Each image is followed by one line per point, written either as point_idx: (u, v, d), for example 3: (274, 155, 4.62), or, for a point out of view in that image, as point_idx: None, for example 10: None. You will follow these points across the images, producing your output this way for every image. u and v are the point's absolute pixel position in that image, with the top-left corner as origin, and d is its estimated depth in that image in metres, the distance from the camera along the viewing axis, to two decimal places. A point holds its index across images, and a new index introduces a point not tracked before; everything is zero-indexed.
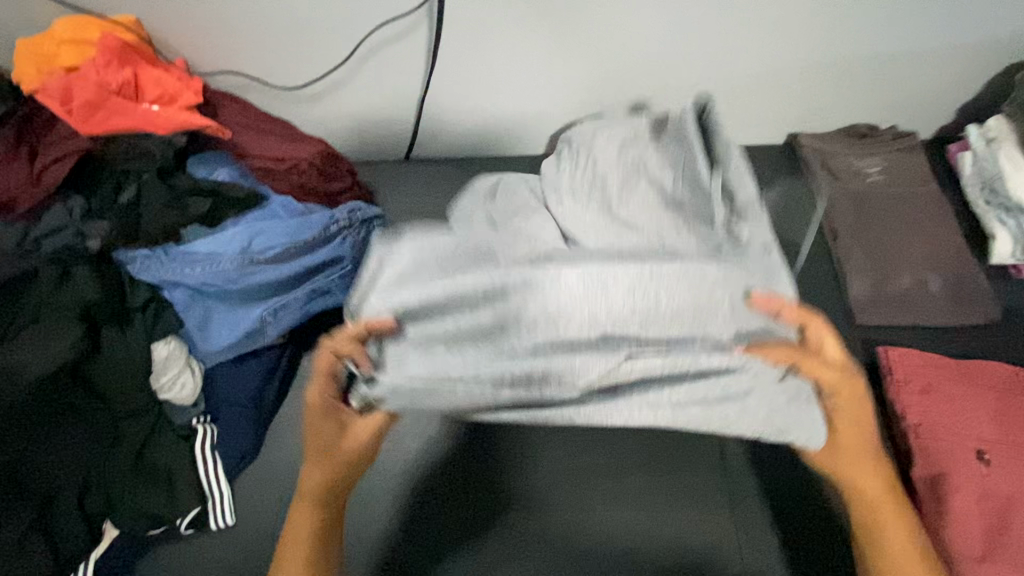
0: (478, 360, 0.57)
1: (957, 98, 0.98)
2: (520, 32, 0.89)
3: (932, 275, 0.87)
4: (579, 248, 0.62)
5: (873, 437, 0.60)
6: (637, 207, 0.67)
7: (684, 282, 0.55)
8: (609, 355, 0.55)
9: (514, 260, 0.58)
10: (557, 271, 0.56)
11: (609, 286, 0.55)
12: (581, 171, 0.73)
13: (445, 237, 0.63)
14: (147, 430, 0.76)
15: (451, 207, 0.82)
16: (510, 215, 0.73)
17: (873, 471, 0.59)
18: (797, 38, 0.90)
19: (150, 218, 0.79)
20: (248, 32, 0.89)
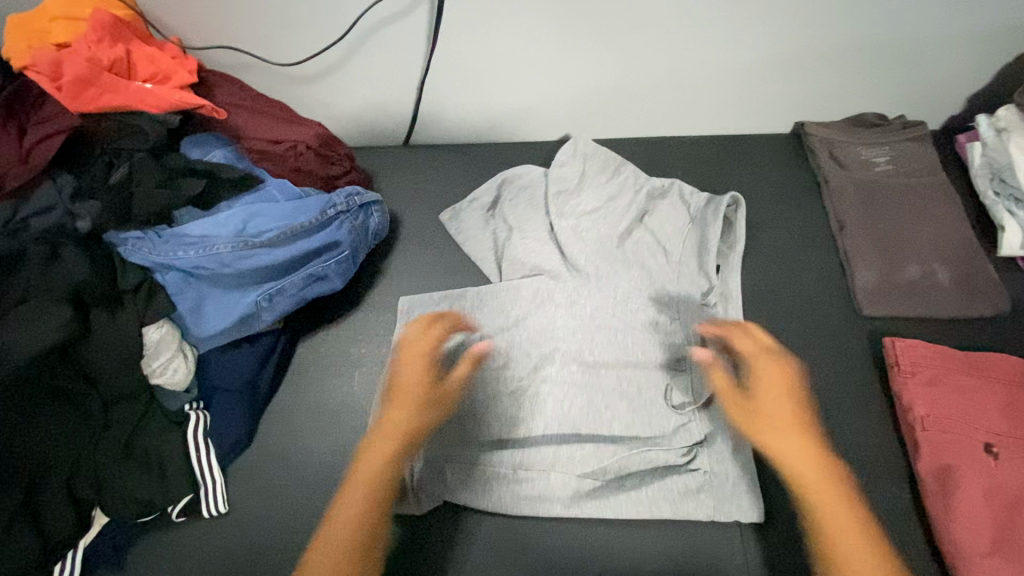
0: (485, 413, 0.75)
1: (969, 87, 0.96)
2: (522, 13, 0.87)
3: (940, 266, 0.85)
4: (573, 304, 0.81)
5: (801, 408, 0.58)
6: (625, 256, 0.86)
7: (649, 348, 0.78)
8: (584, 405, 0.75)
9: (512, 327, 0.81)
10: (547, 334, 0.80)
11: (586, 344, 0.79)
12: (579, 194, 0.91)
13: (462, 293, 0.85)
14: (139, 415, 0.75)
15: (452, 211, 0.96)
16: (513, 227, 0.91)
17: (801, 441, 0.55)
18: (810, 22, 0.88)
19: (142, 198, 0.77)
20: (243, 10, 0.87)
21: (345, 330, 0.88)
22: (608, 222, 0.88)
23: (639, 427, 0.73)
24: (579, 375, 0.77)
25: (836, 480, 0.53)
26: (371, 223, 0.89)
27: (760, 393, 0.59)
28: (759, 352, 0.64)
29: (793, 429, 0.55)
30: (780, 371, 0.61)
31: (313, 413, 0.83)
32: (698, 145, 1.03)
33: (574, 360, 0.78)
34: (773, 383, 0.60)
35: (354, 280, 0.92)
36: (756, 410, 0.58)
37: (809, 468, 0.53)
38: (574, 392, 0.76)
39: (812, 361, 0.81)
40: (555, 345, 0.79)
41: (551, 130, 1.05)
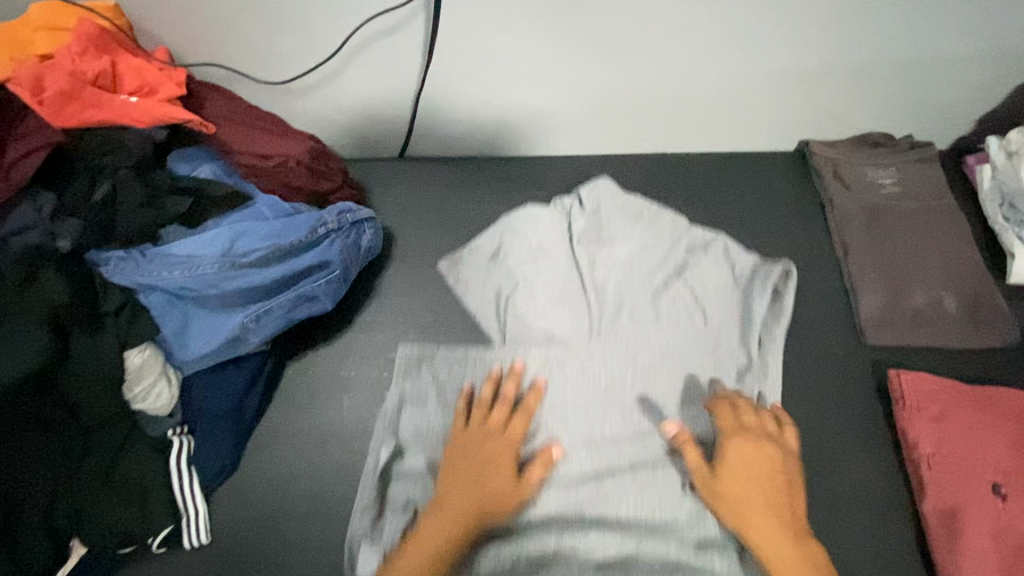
0: None
1: (980, 106, 0.94)
2: (521, 26, 0.84)
3: (947, 294, 0.83)
4: (592, 376, 0.76)
5: (776, 488, 0.64)
6: (655, 320, 0.81)
7: (654, 382, 0.76)
8: (591, 494, 0.69)
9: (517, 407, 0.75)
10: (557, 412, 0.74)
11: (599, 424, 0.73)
12: (603, 249, 0.86)
13: (465, 360, 0.81)
14: (120, 440, 0.73)
15: (450, 258, 0.91)
16: (523, 276, 0.85)
17: (768, 523, 0.62)
18: (817, 38, 0.85)
19: (124, 218, 0.74)
20: (235, 20, 0.84)
21: (334, 351, 0.86)
22: (634, 277, 0.84)
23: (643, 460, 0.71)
24: (587, 458, 0.71)
25: (808, 568, 0.60)
26: (363, 241, 0.87)
27: (734, 479, 0.65)
28: (739, 430, 0.69)
29: (762, 516, 0.62)
30: (757, 456, 0.66)
31: (301, 438, 0.80)
32: (701, 163, 1.00)
33: (583, 430, 0.73)
34: (746, 470, 0.65)
35: (345, 299, 0.90)
36: (732, 496, 0.64)
37: (779, 557, 0.60)
38: (576, 424, 0.73)
39: (814, 390, 0.79)
40: (562, 421, 0.74)
41: (551, 145, 1.02)
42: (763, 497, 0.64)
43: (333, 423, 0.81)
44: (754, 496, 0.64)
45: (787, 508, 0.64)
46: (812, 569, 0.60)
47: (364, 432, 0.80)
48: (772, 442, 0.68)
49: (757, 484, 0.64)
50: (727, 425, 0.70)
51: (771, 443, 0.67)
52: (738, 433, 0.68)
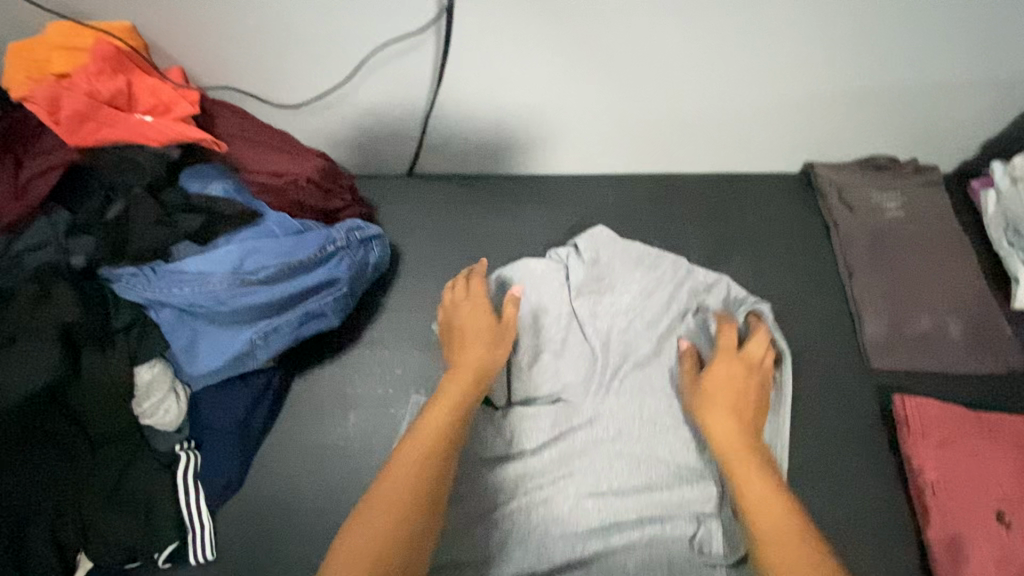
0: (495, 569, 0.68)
1: (985, 131, 0.94)
2: (531, 47, 0.85)
3: (952, 319, 0.83)
4: (599, 433, 0.76)
5: (742, 395, 0.70)
6: (659, 371, 0.80)
7: (660, 421, 0.77)
8: (604, 553, 0.69)
9: (526, 468, 0.74)
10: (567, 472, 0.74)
11: (608, 476, 0.73)
12: (605, 300, 0.85)
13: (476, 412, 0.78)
14: (128, 456, 0.73)
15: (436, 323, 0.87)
16: (524, 328, 0.83)
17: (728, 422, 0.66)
18: (822, 63, 0.86)
19: (136, 235, 0.75)
20: (248, 42, 0.85)
21: (341, 368, 0.86)
22: (632, 329, 0.83)
23: (649, 501, 0.72)
24: (597, 515, 0.71)
25: (748, 454, 0.63)
26: (371, 257, 0.87)
27: (711, 382, 0.71)
28: (734, 353, 0.74)
29: (720, 409, 0.68)
30: (736, 374, 0.72)
31: (307, 455, 0.81)
32: (705, 184, 1.01)
33: (590, 483, 0.73)
34: (726, 377, 0.71)
35: (352, 315, 0.90)
36: (703, 394, 0.70)
37: (725, 442, 0.64)
38: (583, 461, 0.74)
39: (818, 413, 0.79)
40: (573, 476, 0.74)
41: (555, 165, 1.02)
42: (729, 399, 0.69)
43: (339, 440, 0.81)
44: (721, 395, 0.69)
45: (750, 416, 0.68)
46: (750, 454, 0.62)
47: (370, 449, 0.80)
48: (757, 370, 0.73)
49: (728, 390, 0.70)
50: (725, 345, 0.75)
51: (754, 366, 0.72)
52: (730, 354, 0.74)
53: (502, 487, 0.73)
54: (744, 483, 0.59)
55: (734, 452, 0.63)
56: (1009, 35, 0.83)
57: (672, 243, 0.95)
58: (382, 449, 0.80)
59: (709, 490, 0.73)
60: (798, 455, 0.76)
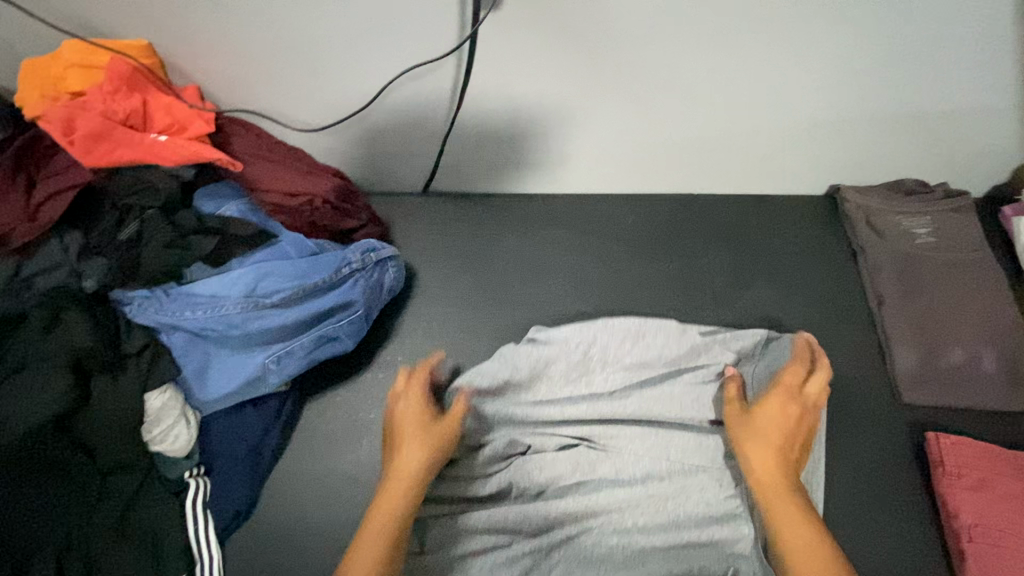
0: None
1: (1018, 156, 0.91)
2: (554, 69, 0.81)
3: (986, 352, 0.80)
4: (619, 468, 0.75)
5: (789, 437, 0.70)
6: (682, 403, 0.78)
7: (685, 460, 0.75)
8: None
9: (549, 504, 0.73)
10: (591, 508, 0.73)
11: (632, 514, 0.72)
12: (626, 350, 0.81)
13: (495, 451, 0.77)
14: (136, 485, 0.71)
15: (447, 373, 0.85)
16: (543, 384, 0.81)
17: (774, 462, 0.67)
18: (853, 89, 0.83)
19: (149, 258, 0.74)
20: (267, 63, 0.82)
21: (355, 394, 0.84)
22: (651, 359, 0.81)
23: (677, 539, 0.70)
24: (621, 553, 0.70)
25: (794, 504, 0.63)
26: (386, 279, 0.86)
27: (760, 416, 0.71)
28: (793, 391, 0.74)
29: (766, 447, 0.68)
30: (784, 413, 0.71)
31: (319, 483, 0.79)
32: (725, 206, 0.99)
33: (614, 519, 0.72)
34: (774, 411, 0.71)
35: (367, 338, 0.88)
36: (749, 425, 0.71)
37: (766, 483, 0.66)
38: (608, 500, 0.73)
39: (846, 451, 0.77)
40: (595, 513, 0.72)
41: (571, 185, 1.00)
42: (775, 437, 0.69)
43: (353, 469, 0.79)
44: (772, 432, 0.69)
45: (795, 456, 0.69)
46: (791, 495, 0.64)
47: None
48: (809, 410, 0.73)
49: (778, 428, 0.70)
50: (786, 380, 0.75)
51: (806, 406, 0.72)
52: (789, 389, 0.74)
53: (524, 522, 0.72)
54: (788, 530, 0.61)
55: (775, 494, 0.65)
56: None
57: (691, 267, 0.93)
58: None
59: (742, 529, 0.70)
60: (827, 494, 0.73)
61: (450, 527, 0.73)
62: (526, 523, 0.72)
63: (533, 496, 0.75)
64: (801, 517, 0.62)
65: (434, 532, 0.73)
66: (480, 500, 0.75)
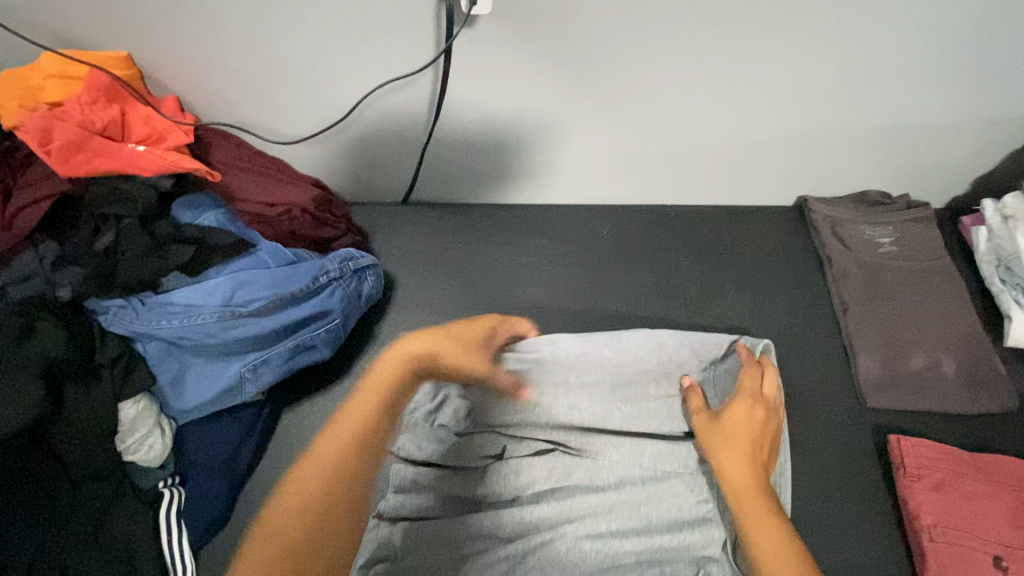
0: None
1: (976, 168, 0.95)
2: (529, 80, 0.83)
3: (946, 357, 0.83)
4: (592, 474, 0.77)
5: (757, 437, 0.71)
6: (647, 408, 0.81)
7: (659, 467, 0.77)
8: None
9: (523, 511, 0.73)
10: (564, 515, 0.74)
11: (604, 519, 0.73)
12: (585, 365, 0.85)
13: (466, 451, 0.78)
14: (109, 495, 0.71)
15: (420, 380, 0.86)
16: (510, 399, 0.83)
17: (745, 463, 0.68)
18: (819, 103, 0.86)
19: (127, 267, 0.74)
20: (247, 75, 0.83)
21: (333, 402, 0.85)
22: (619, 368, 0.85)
23: (650, 545, 0.71)
24: (596, 558, 0.70)
25: (766, 506, 0.65)
26: (365, 288, 0.87)
27: (729, 422, 0.72)
28: (756, 393, 0.75)
29: (737, 455, 0.69)
30: (750, 415, 0.72)
31: None
32: (700, 216, 1.01)
33: (589, 524, 0.73)
34: (743, 416, 0.72)
35: (345, 347, 0.89)
36: (719, 434, 0.71)
37: (740, 487, 0.66)
38: (583, 505, 0.74)
39: (813, 454, 0.79)
40: (568, 519, 0.73)
41: (550, 195, 1.02)
42: (746, 442, 0.70)
43: None
44: (741, 436, 0.70)
45: (764, 457, 0.70)
46: (763, 497, 0.66)
47: None
48: (774, 413, 0.74)
49: (746, 431, 0.71)
50: (747, 384, 0.76)
51: (771, 406, 0.73)
52: (750, 393, 0.74)
53: (500, 529, 0.72)
54: (763, 534, 0.63)
55: (750, 498, 0.66)
56: (1009, 77, 0.83)
57: (666, 276, 0.95)
58: None
59: (711, 534, 0.72)
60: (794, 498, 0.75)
61: (425, 533, 0.72)
62: (501, 531, 0.72)
63: (508, 502, 0.75)
64: (773, 518, 0.64)
65: (406, 540, 0.72)
66: (456, 507, 0.76)
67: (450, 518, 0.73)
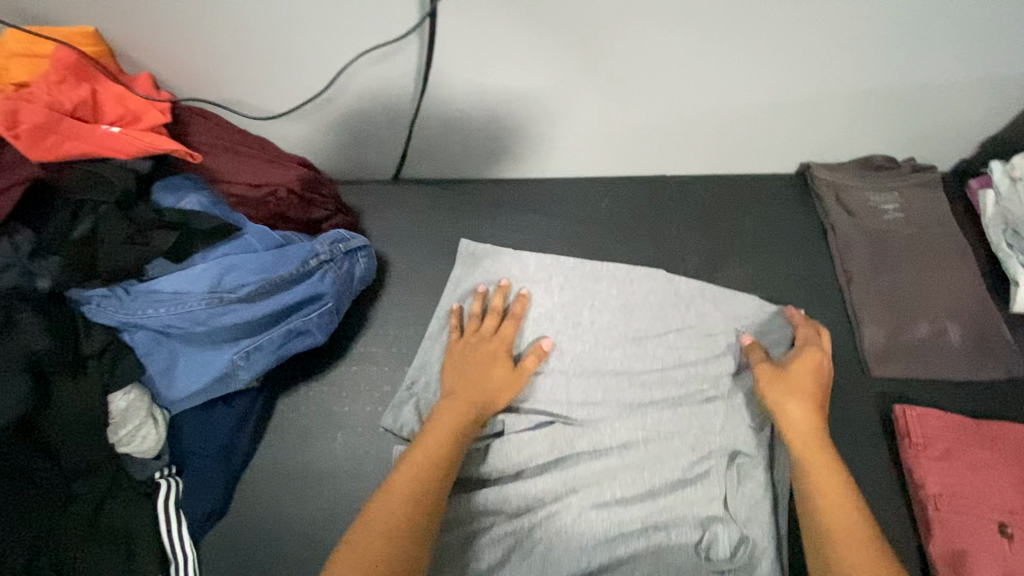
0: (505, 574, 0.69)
1: (984, 129, 0.92)
2: (521, 50, 0.79)
3: (951, 324, 0.82)
4: (596, 444, 0.75)
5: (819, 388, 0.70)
6: (653, 381, 0.79)
7: (661, 438, 0.75)
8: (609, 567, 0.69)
9: (529, 488, 0.73)
10: (568, 492, 0.73)
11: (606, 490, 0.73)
12: (587, 324, 0.84)
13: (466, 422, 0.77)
14: (105, 487, 0.70)
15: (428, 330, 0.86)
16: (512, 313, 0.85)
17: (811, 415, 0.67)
18: (823, 67, 0.83)
19: (106, 256, 0.70)
20: (220, 47, 0.79)
21: (329, 385, 0.83)
22: (632, 312, 0.85)
23: (654, 506, 0.72)
24: (601, 526, 0.71)
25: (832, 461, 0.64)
26: (356, 269, 0.85)
27: (792, 373, 0.71)
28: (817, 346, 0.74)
29: (803, 404, 0.68)
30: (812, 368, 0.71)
31: (294, 478, 0.78)
32: (702, 187, 0.99)
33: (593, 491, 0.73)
34: (808, 373, 0.70)
35: (339, 329, 0.87)
36: (787, 384, 0.69)
37: (805, 439, 0.65)
38: (587, 476, 0.74)
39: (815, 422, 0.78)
40: (572, 488, 0.73)
41: (546, 169, 0.99)
42: (809, 390, 0.69)
43: (329, 462, 0.79)
44: (805, 386, 0.69)
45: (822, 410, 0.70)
46: (828, 452, 0.64)
47: (360, 470, 0.78)
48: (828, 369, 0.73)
49: (809, 382, 0.70)
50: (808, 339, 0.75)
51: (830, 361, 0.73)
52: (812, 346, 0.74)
53: (506, 499, 0.73)
54: (828, 492, 0.61)
55: (812, 450, 0.64)
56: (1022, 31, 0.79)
57: (666, 248, 0.93)
58: (373, 472, 0.77)
59: (714, 491, 0.72)
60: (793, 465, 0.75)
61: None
62: (506, 503, 0.73)
63: (511, 477, 0.75)
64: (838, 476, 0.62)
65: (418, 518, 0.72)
66: (459, 487, 0.75)
67: (454, 499, 0.73)
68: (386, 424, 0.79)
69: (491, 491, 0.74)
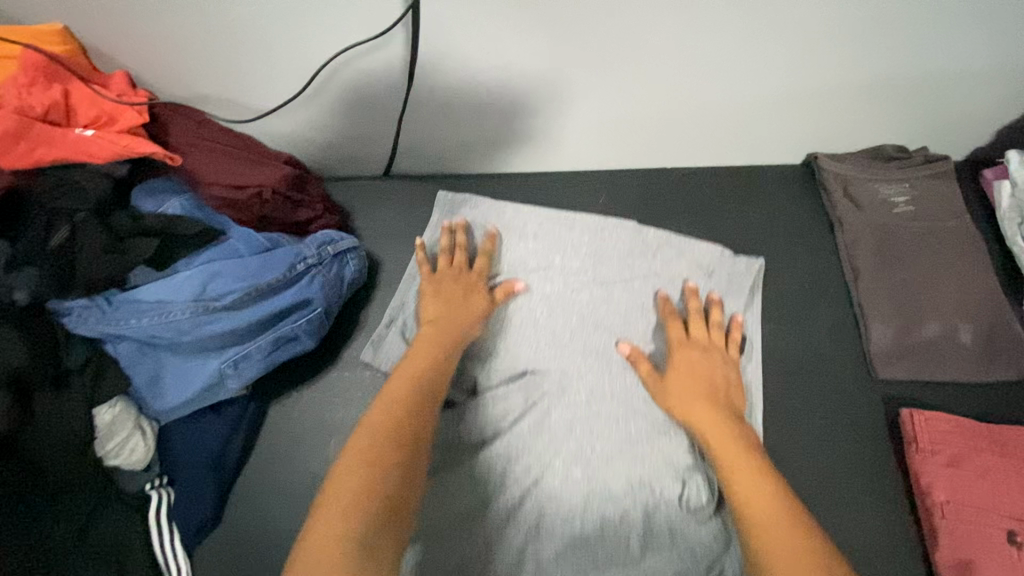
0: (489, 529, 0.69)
1: (1001, 118, 0.87)
2: (511, 40, 0.75)
3: (962, 324, 0.79)
4: (572, 398, 0.75)
5: (709, 379, 0.72)
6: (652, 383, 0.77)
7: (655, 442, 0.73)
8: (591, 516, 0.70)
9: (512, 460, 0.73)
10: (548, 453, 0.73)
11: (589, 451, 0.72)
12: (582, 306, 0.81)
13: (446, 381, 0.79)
14: (93, 503, 0.70)
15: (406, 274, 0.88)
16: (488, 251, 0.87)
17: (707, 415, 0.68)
18: (833, 54, 0.78)
19: (86, 266, 0.68)
20: (195, 41, 0.76)
21: (320, 392, 0.82)
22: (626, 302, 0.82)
23: (633, 456, 0.72)
24: (580, 479, 0.71)
25: (740, 451, 0.63)
26: (346, 273, 0.82)
27: (677, 371, 0.73)
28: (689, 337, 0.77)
29: (695, 400, 0.70)
30: (700, 361, 0.74)
31: (286, 488, 0.76)
32: (706, 180, 0.95)
33: (575, 448, 0.73)
34: (690, 364, 0.73)
35: (330, 334, 0.85)
36: (678, 384, 0.72)
37: (710, 433, 0.66)
38: (564, 435, 0.74)
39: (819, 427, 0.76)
40: (551, 446, 0.73)
41: (543, 162, 0.95)
42: (697, 386, 0.71)
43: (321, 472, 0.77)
44: (695, 383, 0.72)
45: (726, 398, 0.71)
46: (733, 439, 0.64)
47: None
48: (716, 350, 0.75)
49: (693, 376, 0.72)
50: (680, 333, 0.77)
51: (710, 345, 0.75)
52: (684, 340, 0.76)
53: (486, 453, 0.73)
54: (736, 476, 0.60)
55: (722, 445, 0.64)
56: None
57: None
58: None
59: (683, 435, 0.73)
60: (776, 458, 0.74)
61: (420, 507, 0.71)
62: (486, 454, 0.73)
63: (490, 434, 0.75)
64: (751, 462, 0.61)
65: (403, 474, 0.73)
66: None
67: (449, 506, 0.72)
68: (366, 357, 0.83)
69: (471, 479, 0.72)
